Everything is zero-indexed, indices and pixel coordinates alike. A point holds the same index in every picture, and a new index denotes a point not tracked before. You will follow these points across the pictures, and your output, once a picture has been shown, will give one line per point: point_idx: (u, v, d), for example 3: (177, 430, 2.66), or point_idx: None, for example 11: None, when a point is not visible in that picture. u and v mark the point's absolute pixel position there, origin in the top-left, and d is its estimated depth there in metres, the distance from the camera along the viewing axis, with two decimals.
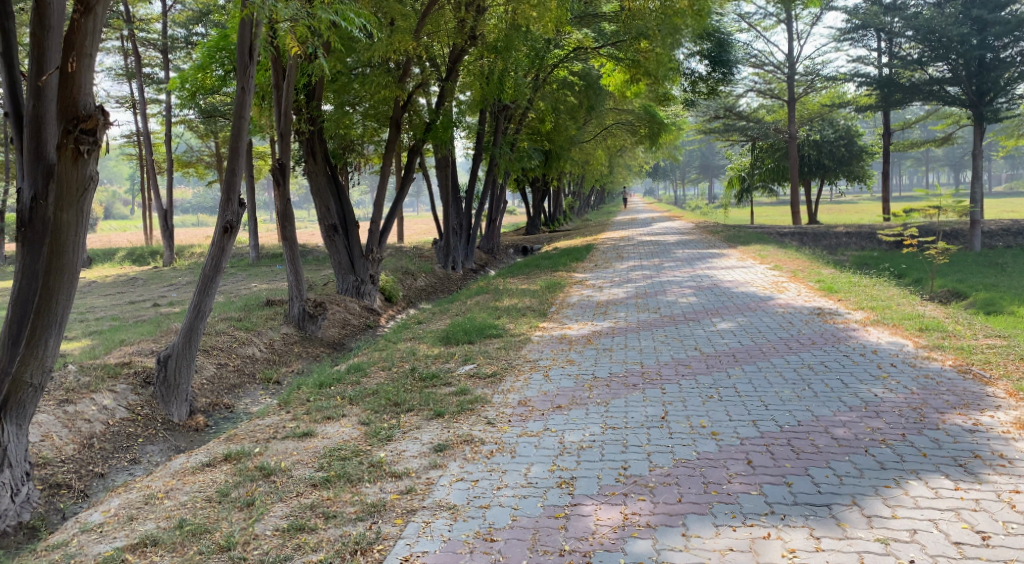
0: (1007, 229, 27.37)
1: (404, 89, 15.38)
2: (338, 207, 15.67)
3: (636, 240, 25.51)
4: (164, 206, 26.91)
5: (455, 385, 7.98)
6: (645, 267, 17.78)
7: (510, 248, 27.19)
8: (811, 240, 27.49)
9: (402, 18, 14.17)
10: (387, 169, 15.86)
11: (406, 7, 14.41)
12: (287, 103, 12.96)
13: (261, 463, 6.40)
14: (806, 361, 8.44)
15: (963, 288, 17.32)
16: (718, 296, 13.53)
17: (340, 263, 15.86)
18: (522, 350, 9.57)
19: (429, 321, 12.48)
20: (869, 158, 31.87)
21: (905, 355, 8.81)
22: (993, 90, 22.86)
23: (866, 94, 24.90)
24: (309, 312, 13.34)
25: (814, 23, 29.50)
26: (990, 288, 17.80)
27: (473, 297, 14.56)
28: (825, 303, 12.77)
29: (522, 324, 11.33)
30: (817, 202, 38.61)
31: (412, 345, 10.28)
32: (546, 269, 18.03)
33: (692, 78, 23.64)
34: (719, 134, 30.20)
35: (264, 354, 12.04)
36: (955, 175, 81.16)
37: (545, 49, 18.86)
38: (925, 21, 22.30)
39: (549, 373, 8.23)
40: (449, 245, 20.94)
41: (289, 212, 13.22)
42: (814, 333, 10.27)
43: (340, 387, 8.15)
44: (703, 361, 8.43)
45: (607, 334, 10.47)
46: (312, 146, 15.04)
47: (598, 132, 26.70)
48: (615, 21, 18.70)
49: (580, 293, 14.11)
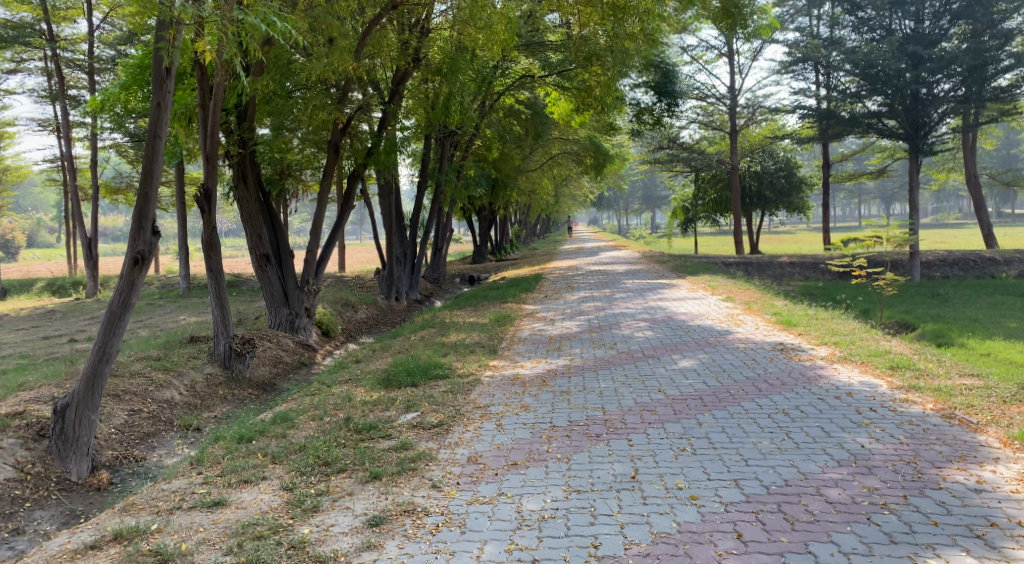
0: (945, 259, 27.39)
1: (344, 112, 14.50)
2: (270, 236, 14.73)
3: (583, 270, 24.82)
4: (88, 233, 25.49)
5: (396, 437, 7.10)
6: (595, 299, 17.05)
7: (456, 278, 26.33)
8: (755, 270, 27.16)
9: (343, 35, 13.32)
10: (325, 197, 14.91)
11: (347, 26, 13.53)
12: (214, 125, 11.96)
13: (158, 544, 5.62)
14: (779, 405, 7.72)
15: (911, 320, 16.90)
16: (676, 329, 12.83)
17: (274, 295, 14.82)
18: (471, 393, 8.69)
19: (368, 359, 11.56)
20: (808, 190, 31.75)
21: (882, 396, 8.10)
22: (927, 124, 22.75)
23: (807, 125, 24.85)
24: (236, 350, 12.34)
25: (755, 56, 29.46)
26: (939, 319, 17.48)
27: (417, 332, 13.67)
28: (785, 338, 12.13)
29: (470, 362, 10.47)
30: (758, 233, 38.49)
31: (348, 388, 9.34)
32: (494, 300, 17.20)
33: (638, 107, 23.14)
34: (663, 165, 29.67)
35: (184, 398, 11.06)
36: (886, 207, 82.61)
37: (492, 74, 18.13)
38: (864, 53, 21.92)
39: (501, 421, 7.38)
40: (391, 275, 20.00)
41: (215, 241, 12.19)
42: (781, 371, 9.54)
43: (264, 441, 7.23)
44: (669, 405, 7.65)
45: (561, 374, 9.60)
46: (243, 170, 14.07)
47: (544, 161, 26.33)
48: (561, 49, 17.77)
49: (531, 327, 13.32)
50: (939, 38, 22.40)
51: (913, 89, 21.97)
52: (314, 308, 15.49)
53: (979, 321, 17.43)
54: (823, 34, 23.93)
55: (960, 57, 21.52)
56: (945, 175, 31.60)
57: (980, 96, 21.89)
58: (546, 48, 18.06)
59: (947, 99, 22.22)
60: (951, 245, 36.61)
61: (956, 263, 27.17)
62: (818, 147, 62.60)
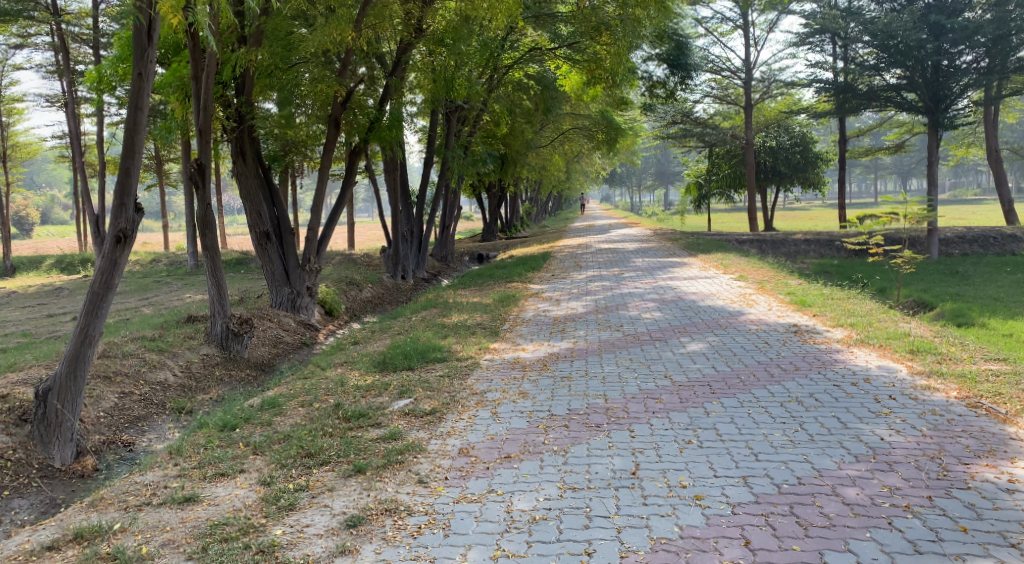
0: (963, 236, 26.75)
1: (345, 85, 14.05)
2: (270, 212, 14.35)
3: (593, 247, 24.37)
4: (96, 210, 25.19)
5: (387, 426, 6.74)
6: (604, 278, 16.61)
7: (465, 256, 25.91)
8: (769, 248, 26.62)
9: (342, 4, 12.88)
10: (326, 173, 14.50)
11: None
12: (207, 97, 11.54)
13: (118, 546, 5.34)
14: (793, 393, 7.32)
15: (929, 299, 16.37)
16: (685, 310, 12.39)
17: (274, 274, 14.46)
18: (468, 379, 8.30)
19: (367, 341, 11.19)
20: (823, 166, 31.11)
21: (901, 383, 7.70)
22: (949, 96, 22.19)
23: (823, 99, 24.16)
24: (233, 330, 12.00)
25: (771, 28, 28.77)
26: (957, 298, 16.97)
27: (419, 312, 13.28)
28: (799, 319, 11.68)
29: (470, 345, 10.08)
30: (773, 209, 37.83)
31: (343, 372, 8.98)
32: (500, 279, 16.78)
33: (649, 81, 22.59)
34: (676, 140, 29.03)
35: (178, 379, 10.76)
36: (903, 183, 81.48)
37: (499, 46, 17.60)
38: (884, 24, 21.33)
39: (496, 409, 7.01)
40: (398, 253, 19.61)
41: (211, 219, 11.81)
42: (795, 355, 9.10)
43: (248, 429, 6.90)
44: (675, 393, 7.26)
45: (564, 357, 9.21)
46: (241, 145, 13.65)
47: (554, 136, 25.77)
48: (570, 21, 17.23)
49: (536, 308, 12.91)
50: (960, 9, 21.93)
51: (934, 60, 21.38)
52: (316, 288, 15.11)
53: (999, 300, 16.92)
54: (840, 5, 23.25)
55: (983, 27, 20.81)
56: (964, 151, 30.90)
57: (1004, 67, 21.11)
58: (555, 21, 17.55)
59: (970, 71, 21.64)
60: (968, 222, 35.92)
61: (975, 241, 26.51)
62: (834, 123, 61.84)
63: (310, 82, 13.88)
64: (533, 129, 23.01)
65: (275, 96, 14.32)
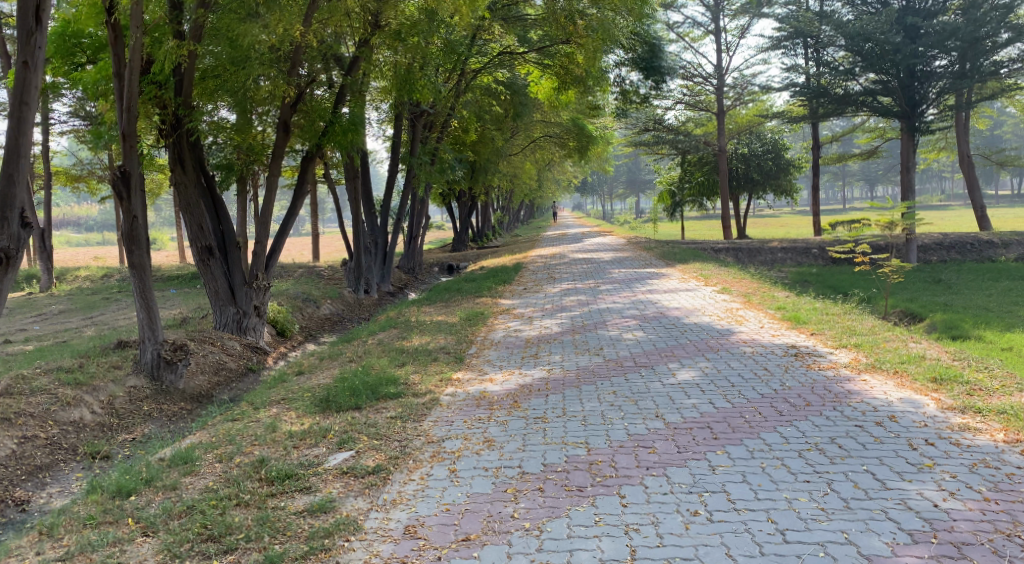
0: (940, 241, 25.87)
1: (294, 85, 12.69)
2: (214, 224, 12.96)
3: (567, 258, 23.14)
4: (42, 224, 23.49)
5: (318, 492, 5.55)
6: (578, 291, 15.39)
7: (434, 268, 24.65)
8: (746, 257, 25.54)
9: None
10: (274, 181, 13.11)
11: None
12: (131, 96, 10.09)
13: None
14: (811, 437, 6.14)
15: (917, 308, 15.31)
16: (670, 329, 11.16)
17: (218, 292, 13.06)
18: (425, 421, 7.01)
19: (312, 370, 9.92)
20: (795, 172, 30.18)
21: (934, 422, 6.52)
22: (926, 100, 21.22)
23: (798, 103, 23.17)
24: (166, 358, 10.68)
25: (743, 33, 27.86)
26: (946, 307, 15.96)
27: (375, 334, 12.00)
28: (796, 339, 10.51)
29: (429, 375, 8.80)
30: (746, 216, 36.74)
31: (278, 414, 7.68)
32: (469, 294, 15.54)
33: (622, 86, 21.37)
34: (648, 147, 27.87)
35: (96, 418, 9.44)
36: (870, 188, 81.07)
37: (467, 50, 16.22)
38: (859, 26, 20.29)
39: (455, 466, 5.81)
40: (359, 267, 18.23)
41: (139, 234, 10.44)
42: (802, 386, 7.86)
43: (145, 496, 5.66)
44: (670, 439, 6.06)
45: (536, 391, 7.91)
46: (180, 151, 12.24)
47: (526, 144, 24.59)
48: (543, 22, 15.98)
49: (506, 328, 11.67)
50: (936, 12, 21.08)
51: (913, 64, 20.36)
52: (265, 307, 13.66)
53: (989, 310, 15.90)
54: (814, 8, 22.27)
55: (959, 29, 19.90)
56: (935, 155, 30.15)
57: (977, 72, 20.35)
58: (525, 23, 16.64)
59: (944, 74, 20.77)
60: (941, 227, 35.11)
61: (953, 247, 25.63)
62: (806, 127, 62.17)
63: (267, 88, 12.51)
64: (503, 136, 21.76)
65: (227, 100, 13.04)
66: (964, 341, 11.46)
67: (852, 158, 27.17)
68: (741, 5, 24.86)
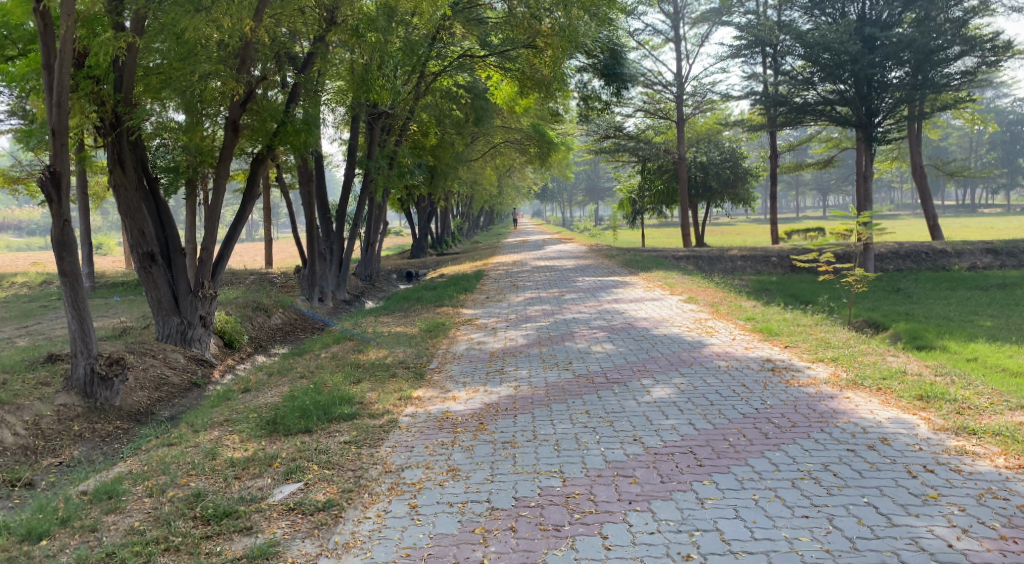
0: (897, 250, 25.83)
1: (244, 83, 11.93)
2: (158, 231, 12.20)
3: (528, 265, 22.62)
4: None
5: (260, 533, 5.06)
6: (541, 301, 14.86)
7: (392, 274, 24.07)
8: (706, 264, 25.21)
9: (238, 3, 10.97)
10: (222, 182, 12.37)
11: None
12: (62, 91, 9.34)
13: None
14: (802, 462, 5.67)
15: (881, 318, 15.01)
16: (640, 341, 10.66)
17: (160, 302, 12.27)
18: (382, 447, 6.41)
19: (260, 387, 9.26)
20: (753, 181, 30.00)
21: (929, 445, 6.06)
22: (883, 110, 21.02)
23: (756, 112, 22.98)
24: (100, 374, 9.96)
25: (702, 41, 27.66)
26: (909, 316, 15.72)
27: (329, 347, 11.37)
28: (770, 352, 10.07)
29: (387, 393, 8.18)
30: (704, 224, 36.50)
31: (219, 438, 7.03)
32: (427, 303, 14.94)
33: (584, 92, 20.82)
34: (609, 154, 27.43)
35: (19, 440, 8.94)
36: (824, 197, 81.72)
37: (426, 54, 15.57)
38: (818, 36, 20.10)
39: (416, 500, 5.34)
40: (313, 273, 17.47)
41: (70, 238, 9.68)
42: (784, 405, 7.36)
43: (60, 540, 5.10)
44: (652, 466, 5.60)
45: (503, 412, 7.32)
46: (119, 151, 11.43)
47: (486, 151, 24.13)
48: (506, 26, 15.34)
49: (468, 340, 11.10)
50: (893, 24, 20.93)
51: (871, 74, 20.18)
52: (212, 318, 12.85)
53: (953, 318, 15.68)
54: (773, 17, 22.06)
55: (914, 41, 19.67)
56: (889, 165, 30.18)
57: (932, 83, 19.98)
58: (486, 27, 15.77)
59: (899, 86, 20.40)
60: (897, 236, 35.16)
61: (910, 255, 25.60)
62: (763, 138, 62.42)
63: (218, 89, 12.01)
64: (465, 141, 21.28)
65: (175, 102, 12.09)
66: (937, 352, 11.15)
67: (809, 168, 27.01)
68: (702, 13, 24.53)
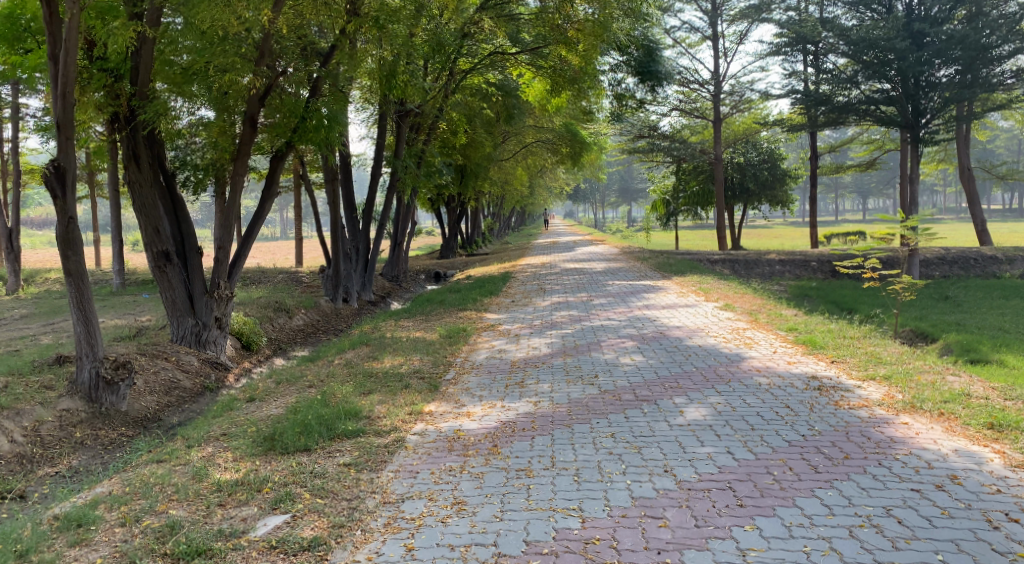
0: (942, 256, 24.75)
1: (262, 76, 10.99)
2: (173, 229, 11.45)
3: (558, 267, 21.94)
4: (12, 223, 22.20)
5: None
6: (569, 305, 14.19)
7: (421, 273, 23.55)
8: (743, 269, 24.33)
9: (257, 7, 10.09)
10: (240, 180, 11.62)
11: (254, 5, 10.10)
12: (67, 80, 8.63)
13: None
14: (859, 504, 5.18)
15: (929, 327, 14.12)
16: (673, 353, 9.92)
17: (175, 302, 11.44)
18: (384, 473, 5.80)
19: (267, 396, 8.70)
20: (791, 183, 29.01)
21: (1008, 487, 5.43)
22: (932, 110, 19.93)
23: (797, 113, 22.07)
24: (105, 378, 9.26)
25: (741, 39, 26.77)
26: (958, 325, 14.80)
27: (345, 352, 10.80)
28: (815, 368, 9.31)
29: (397, 407, 7.53)
30: (740, 227, 35.50)
31: (212, 456, 6.44)
32: (451, 306, 14.32)
33: (617, 90, 20.04)
34: (643, 154, 26.60)
35: (15, 449, 8.27)
36: (863, 200, 79.92)
37: (454, 52, 14.83)
38: (863, 32, 19.23)
39: (413, 540, 5.03)
40: (338, 274, 16.90)
41: (75, 236, 9.01)
42: (834, 431, 6.65)
43: None
44: (684, 507, 5.16)
45: (519, 432, 6.64)
46: (135, 147, 10.69)
47: (517, 150, 23.51)
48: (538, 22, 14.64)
49: (490, 348, 10.45)
50: (942, 20, 19.84)
51: (918, 72, 19.19)
52: (228, 320, 11.97)
53: (1005, 328, 14.73)
54: (814, 14, 21.14)
55: (966, 37, 18.76)
56: (934, 168, 29.02)
57: (985, 81, 19.09)
58: (517, 23, 15.00)
59: (948, 85, 19.47)
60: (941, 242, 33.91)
61: (955, 262, 24.53)
62: (801, 139, 61.07)
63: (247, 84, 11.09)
64: (495, 140, 20.67)
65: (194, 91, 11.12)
66: (995, 365, 10.31)
67: (849, 170, 26.02)
68: (741, 10, 23.65)
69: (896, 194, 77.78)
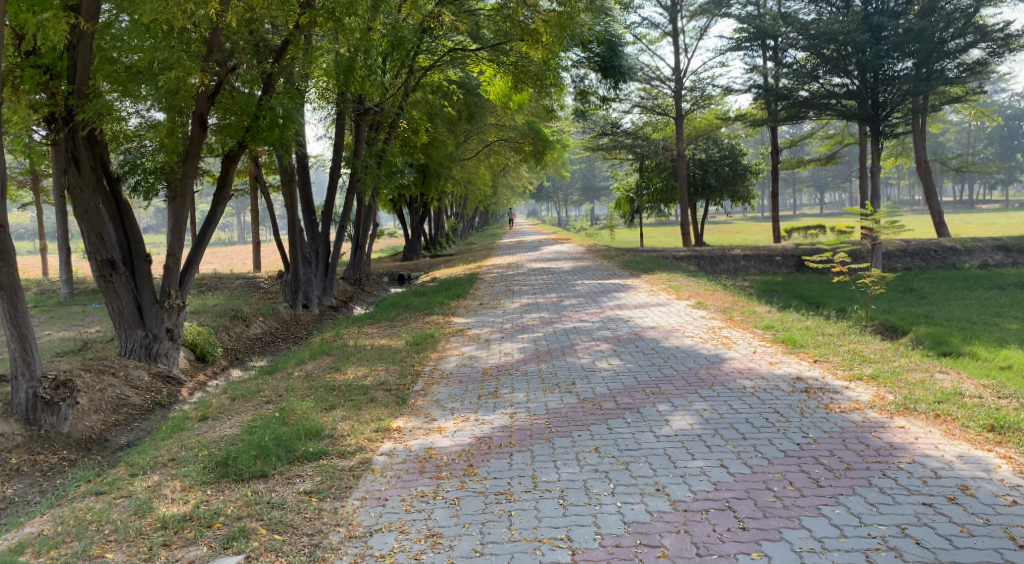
0: (905, 248, 24.61)
1: (211, 74, 10.52)
2: (118, 237, 10.76)
3: (523, 267, 21.43)
4: None
5: None
6: (539, 307, 13.71)
7: (384, 277, 22.92)
8: (709, 264, 24.04)
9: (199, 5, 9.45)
10: (190, 183, 10.91)
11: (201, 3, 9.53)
12: None
13: None
14: (871, 524, 5.04)
15: (900, 320, 13.82)
16: (651, 356, 9.48)
17: (123, 313, 10.74)
18: (349, 504, 5.38)
19: (221, 414, 8.12)
20: (753, 178, 28.76)
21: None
22: (893, 103, 19.79)
23: (757, 107, 21.80)
24: (44, 398, 8.60)
25: (701, 35, 26.50)
26: (927, 317, 14.56)
27: (304, 363, 10.24)
28: (797, 368, 8.92)
29: (363, 424, 6.99)
30: (702, 224, 35.20)
31: (158, 485, 5.88)
32: (415, 311, 13.77)
33: (579, 86, 19.57)
34: (605, 152, 26.19)
35: None
36: (821, 194, 80.25)
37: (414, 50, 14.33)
38: (823, 26, 18.98)
39: None
40: (297, 279, 16.26)
41: (6, 247, 8.33)
42: (829, 436, 6.27)
43: None
44: (682, 533, 4.98)
45: (496, 449, 6.15)
46: (74, 150, 9.92)
47: (480, 149, 22.99)
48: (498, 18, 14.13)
49: (458, 354, 9.95)
50: (900, 13, 19.70)
51: (877, 66, 19.01)
52: (180, 331, 11.28)
53: (974, 320, 14.49)
54: (773, 9, 20.84)
55: (919, 31, 18.46)
56: (894, 161, 28.94)
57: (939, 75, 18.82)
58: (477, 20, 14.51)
59: (905, 79, 19.26)
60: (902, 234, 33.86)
61: (917, 254, 24.40)
62: (761, 134, 61.19)
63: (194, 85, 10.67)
64: (457, 139, 20.14)
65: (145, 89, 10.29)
66: (975, 358, 10.04)
67: (810, 164, 25.84)
68: (701, 5, 23.34)
69: (851, 187, 78.12)
